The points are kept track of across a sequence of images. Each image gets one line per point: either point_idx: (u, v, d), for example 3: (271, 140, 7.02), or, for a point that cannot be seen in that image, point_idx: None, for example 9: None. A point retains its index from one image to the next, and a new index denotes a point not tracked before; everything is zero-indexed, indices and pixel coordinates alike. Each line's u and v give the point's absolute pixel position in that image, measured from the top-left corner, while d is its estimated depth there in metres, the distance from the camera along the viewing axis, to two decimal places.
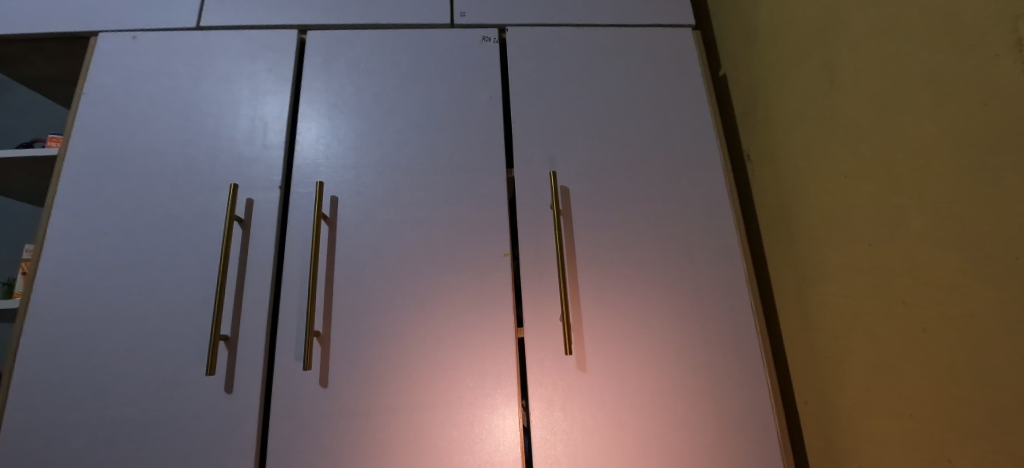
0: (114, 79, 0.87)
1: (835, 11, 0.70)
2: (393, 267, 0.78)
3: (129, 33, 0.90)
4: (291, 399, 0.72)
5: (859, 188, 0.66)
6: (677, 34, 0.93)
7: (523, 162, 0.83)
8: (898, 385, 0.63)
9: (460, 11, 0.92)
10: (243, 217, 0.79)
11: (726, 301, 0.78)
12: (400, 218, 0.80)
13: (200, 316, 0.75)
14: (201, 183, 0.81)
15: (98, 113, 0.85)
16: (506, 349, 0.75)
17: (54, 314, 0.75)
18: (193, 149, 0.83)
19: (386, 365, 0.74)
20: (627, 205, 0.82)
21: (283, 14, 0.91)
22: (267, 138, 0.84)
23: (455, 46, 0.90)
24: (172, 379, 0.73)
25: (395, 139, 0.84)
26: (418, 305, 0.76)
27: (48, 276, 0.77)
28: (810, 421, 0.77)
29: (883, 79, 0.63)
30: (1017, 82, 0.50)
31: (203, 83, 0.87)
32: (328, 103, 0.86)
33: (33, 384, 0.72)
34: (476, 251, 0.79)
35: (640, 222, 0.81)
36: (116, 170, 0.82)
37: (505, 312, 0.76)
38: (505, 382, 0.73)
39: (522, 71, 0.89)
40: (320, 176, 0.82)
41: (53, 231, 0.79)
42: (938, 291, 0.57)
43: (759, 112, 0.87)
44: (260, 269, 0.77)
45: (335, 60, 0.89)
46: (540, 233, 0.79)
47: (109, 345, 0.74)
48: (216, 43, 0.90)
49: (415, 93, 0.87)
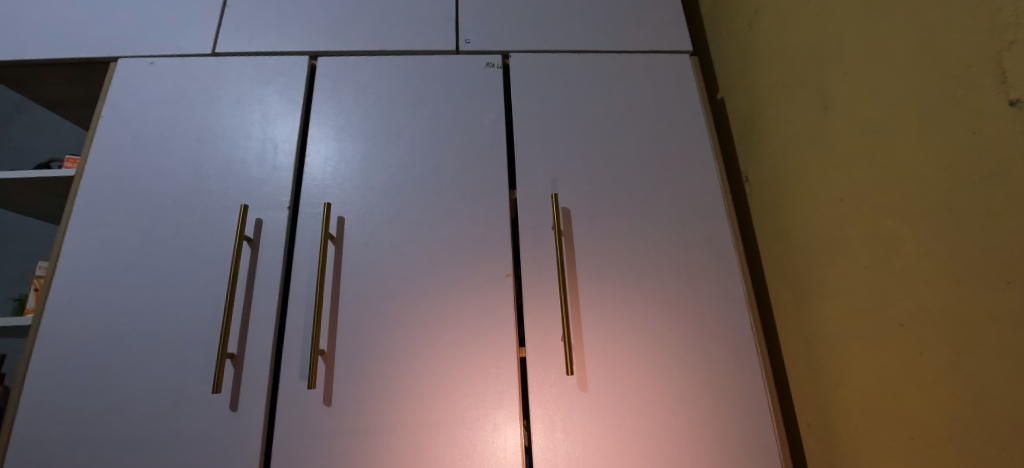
0: (132, 102, 0.90)
1: (827, 40, 0.72)
2: (398, 287, 0.79)
3: (148, 58, 0.93)
4: (295, 417, 0.73)
5: (855, 210, 0.68)
6: (676, 59, 0.95)
7: (527, 184, 0.85)
8: (897, 407, 0.63)
9: (465, 38, 0.95)
10: (252, 237, 0.81)
11: (726, 322, 0.79)
12: (404, 238, 0.82)
13: (208, 334, 0.77)
14: (212, 203, 0.84)
15: (114, 135, 0.88)
16: (509, 369, 0.75)
17: (66, 330, 0.77)
18: (206, 170, 0.86)
19: (389, 383, 0.75)
20: (628, 226, 0.83)
21: (294, 41, 0.95)
22: (277, 160, 0.86)
23: (461, 72, 0.93)
24: (180, 396, 0.74)
25: (401, 161, 0.86)
26: (422, 324, 0.77)
27: (62, 294, 0.79)
28: (812, 442, 0.77)
29: (875, 105, 0.64)
30: (1001, 111, 0.51)
31: (217, 106, 0.90)
32: (338, 126, 0.88)
33: (44, 401, 0.74)
34: (480, 271, 0.80)
35: (641, 243, 0.83)
36: (131, 190, 0.84)
37: (507, 331, 0.77)
38: (506, 402, 0.74)
39: (525, 95, 0.91)
40: (328, 196, 0.84)
41: (68, 249, 0.81)
42: (934, 313, 0.58)
43: (757, 136, 0.88)
44: (267, 287, 0.79)
45: (344, 85, 0.91)
46: (542, 254, 0.81)
47: (118, 363, 0.75)
48: (231, 68, 0.93)
49: (421, 117, 0.89)
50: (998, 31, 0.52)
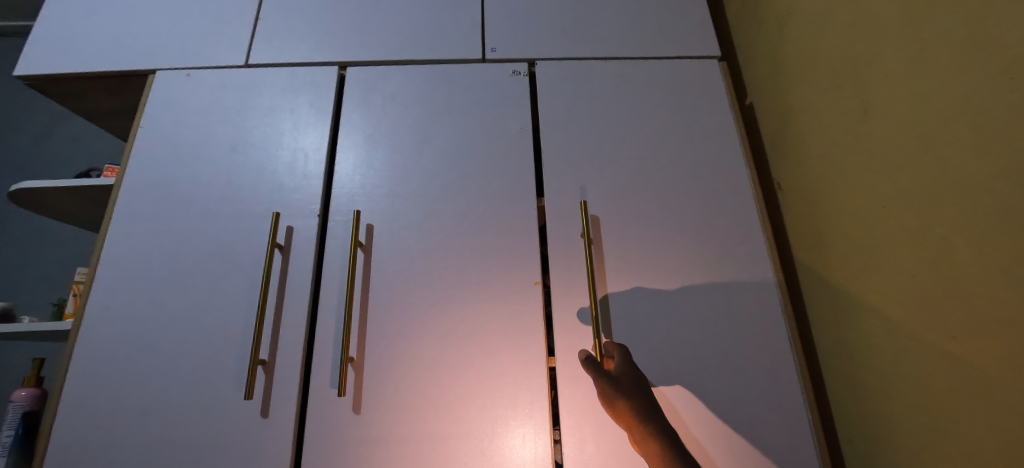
0: (169, 112, 0.92)
1: (865, 43, 0.70)
2: (425, 294, 0.79)
3: (184, 70, 0.96)
4: (325, 424, 0.73)
5: (899, 217, 0.65)
6: (704, 65, 0.94)
7: (556, 191, 0.84)
8: (950, 424, 0.60)
9: (491, 46, 0.96)
10: (283, 244, 0.82)
11: (761, 331, 0.77)
12: (432, 245, 0.82)
13: (240, 340, 0.78)
14: (245, 212, 0.85)
15: (152, 146, 0.90)
16: (539, 379, 0.75)
17: (105, 334, 0.79)
18: (239, 178, 0.87)
19: (418, 391, 0.74)
20: (660, 234, 0.82)
21: (324, 51, 0.96)
22: (307, 168, 0.87)
23: (488, 80, 0.93)
24: (212, 401, 0.75)
25: (430, 169, 0.87)
26: (450, 331, 0.77)
27: (101, 300, 0.80)
28: (854, 458, 0.74)
29: (922, 109, 0.62)
30: None
31: (250, 116, 0.92)
32: (366, 134, 0.89)
33: (83, 405, 0.75)
34: (508, 279, 0.80)
35: (672, 252, 0.81)
36: (167, 198, 0.86)
37: (535, 340, 0.77)
38: (536, 413, 0.73)
39: (554, 102, 0.91)
40: (356, 204, 0.84)
41: (107, 256, 0.83)
42: (990, 325, 0.55)
43: (789, 142, 0.86)
44: (297, 295, 0.79)
45: (372, 95, 0.92)
46: (573, 262, 0.80)
47: (156, 369, 0.77)
48: (263, 78, 0.95)
49: (449, 124, 0.90)
50: None
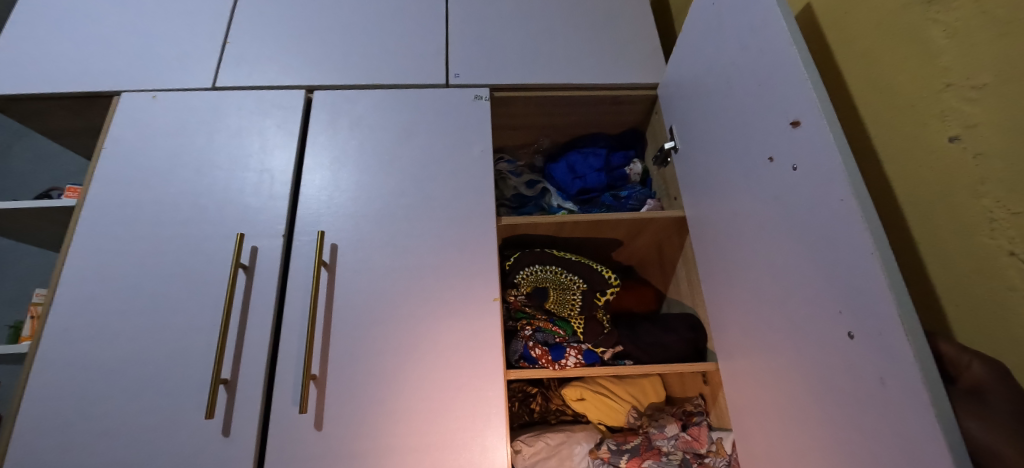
0: (134, 133, 0.93)
1: None
2: (388, 311, 0.81)
3: (150, 92, 0.97)
4: (287, 441, 0.74)
5: None
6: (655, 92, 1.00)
7: (792, 102, 0.58)
8: None
9: (454, 72, 1.00)
10: (248, 264, 0.83)
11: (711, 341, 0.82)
12: (396, 264, 0.84)
13: (204, 359, 0.78)
14: (210, 232, 0.86)
15: (116, 167, 0.90)
16: (497, 392, 0.78)
17: (61, 355, 0.78)
18: (204, 199, 0.88)
19: (379, 407, 0.76)
20: (773, 218, 0.62)
21: (291, 75, 0.99)
22: (273, 189, 0.89)
23: (451, 104, 0.97)
24: (173, 422, 0.75)
25: (396, 190, 0.89)
26: (412, 347, 0.79)
27: (59, 321, 0.80)
28: None
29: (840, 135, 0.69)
30: (937, 149, 0.56)
31: (217, 138, 0.93)
32: (332, 156, 0.92)
33: (40, 428, 0.74)
34: (469, 296, 0.83)
35: (772, 240, 0.63)
36: (130, 218, 0.87)
37: (493, 354, 0.80)
38: (493, 424, 0.76)
39: (740, 18, 0.69)
40: (322, 224, 0.87)
41: (66, 277, 0.83)
42: None
43: None
44: (260, 314, 0.80)
45: (339, 118, 0.95)
46: (820, 208, 0.54)
47: (116, 389, 0.77)
48: (231, 99, 0.96)
49: (413, 146, 0.93)
50: (938, 73, 0.56)
